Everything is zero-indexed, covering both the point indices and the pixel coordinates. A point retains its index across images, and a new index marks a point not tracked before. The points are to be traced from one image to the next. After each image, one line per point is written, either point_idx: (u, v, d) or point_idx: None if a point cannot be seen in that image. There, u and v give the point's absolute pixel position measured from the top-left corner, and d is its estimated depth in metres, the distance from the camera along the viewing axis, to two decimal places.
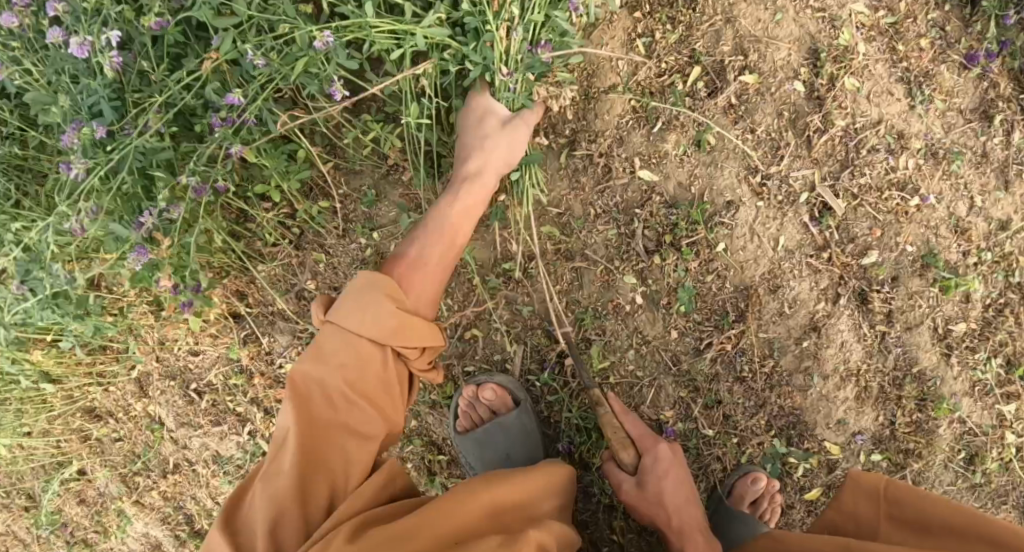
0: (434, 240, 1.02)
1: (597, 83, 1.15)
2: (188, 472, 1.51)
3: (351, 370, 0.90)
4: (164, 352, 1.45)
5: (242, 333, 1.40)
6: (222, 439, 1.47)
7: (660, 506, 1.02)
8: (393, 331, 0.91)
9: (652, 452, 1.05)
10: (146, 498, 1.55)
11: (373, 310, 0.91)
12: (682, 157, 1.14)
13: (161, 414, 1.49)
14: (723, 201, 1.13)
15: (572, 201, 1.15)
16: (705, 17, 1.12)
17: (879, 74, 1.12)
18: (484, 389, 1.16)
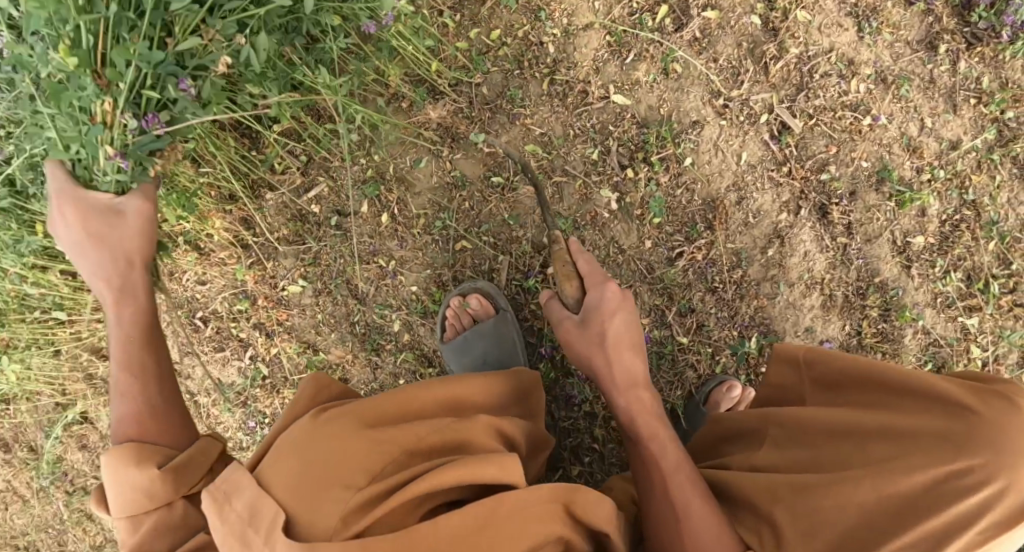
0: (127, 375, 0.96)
1: (575, 22, 1.30)
2: (190, 406, 1.53)
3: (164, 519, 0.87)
4: (173, 285, 1.49)
5: (248, 260, 1.45)
6: (224, 365, 1.49)
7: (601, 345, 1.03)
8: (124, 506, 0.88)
9: (599, 290, 1.05)
10: None
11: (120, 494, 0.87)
12: (651, 84, 1.27)
13: (166, 347, 1.52)
14: (689, 120, 1.25)
15: (554, 123, 1.28)
16: None
17: (829, 9, 1.24)
18: (470, 299, 1.26)
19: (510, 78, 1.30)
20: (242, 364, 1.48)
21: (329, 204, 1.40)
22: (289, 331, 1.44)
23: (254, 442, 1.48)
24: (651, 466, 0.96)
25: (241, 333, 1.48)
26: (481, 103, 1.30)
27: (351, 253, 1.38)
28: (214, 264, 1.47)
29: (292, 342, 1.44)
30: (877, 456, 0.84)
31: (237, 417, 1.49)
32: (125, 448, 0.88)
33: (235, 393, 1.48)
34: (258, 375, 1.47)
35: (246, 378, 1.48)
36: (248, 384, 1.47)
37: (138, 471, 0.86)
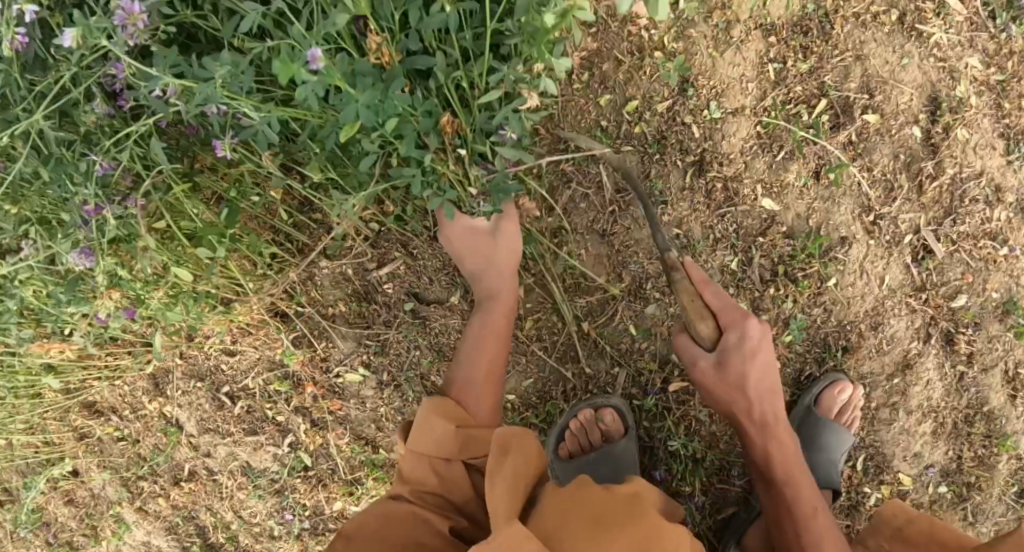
0: (478, 355, 1.08)
1: (724, 103, 1.14)
2: (207, 482, 1.49)
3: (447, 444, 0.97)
4: (192, 350, 1.43)
5: (292, 336, 1.32)
6: (256, 449, 1.42)
7: (739, 392, 0.98)
8: (461, 446, 0.98)
9: (737, 328, 0.96)
10: (150, 505, 1.55)
11: (431, 430, 0.99)
12: (802, 189, 1.15)
13: (177, 416, 1.49)
14: (838, 236, 1.16)
15: (693, 222, 1.15)
16: (836, 52, 1.13)
17: (984, 128, 1.15)
18: (603, 412, 1.15)
19: (649, 160, 1.14)
20: (278, 451, 1.40)
21: (404, 286, 1.25)
22: (339, 420, 1.34)
23: (287, 533, 1.43)
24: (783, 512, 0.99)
25: (279, 416, 1.39)
26: (612, 189, 1.13)
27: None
28: (248, 333, 1.36)
29: (346, 435, 1.34)
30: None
31: (271, 504, 1.43)
32: (438, 401, 1.02)
33: (268, 480, 1.42)
34: (298, 466, 1.39)
35: (286, 467, 1.40)
36: (286, 471, 1.40)
37: (442, 426, 0.99)
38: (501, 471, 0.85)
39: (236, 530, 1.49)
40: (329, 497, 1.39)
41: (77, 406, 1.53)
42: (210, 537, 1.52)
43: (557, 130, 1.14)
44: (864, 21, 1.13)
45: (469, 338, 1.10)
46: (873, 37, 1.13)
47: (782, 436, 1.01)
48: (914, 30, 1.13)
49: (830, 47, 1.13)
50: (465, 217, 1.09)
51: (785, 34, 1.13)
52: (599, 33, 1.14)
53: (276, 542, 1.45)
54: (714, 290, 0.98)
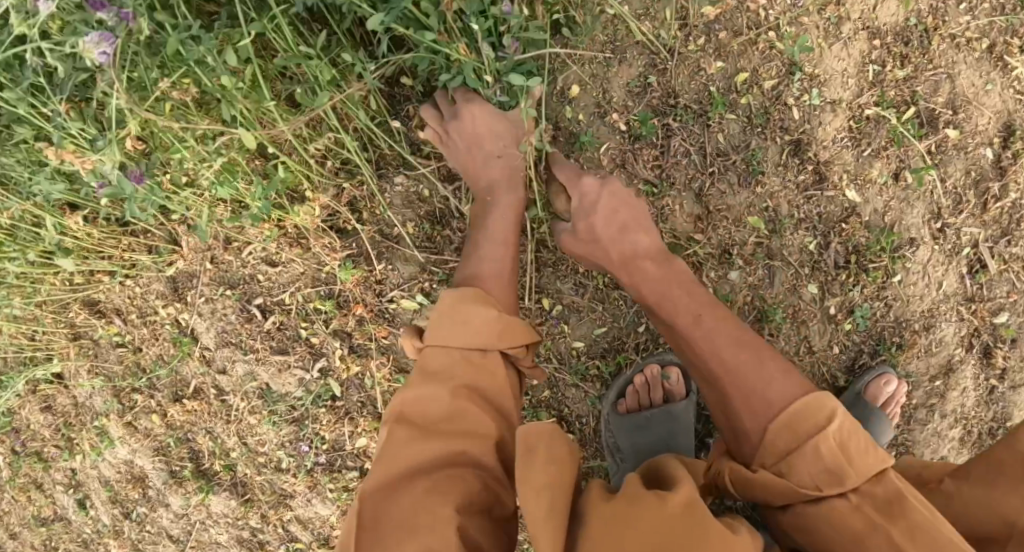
0: (493, 249, 1.05)
1: (825, 92, 1.19)
2: (213, 403, 1.40)
3: (474, 374, 0.90)
4: (227, 257, 1.35)
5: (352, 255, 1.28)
6: (280, 371, 1.34)
7: (668, 301, 0.97)
8: (498, 335, 0.93)
9: (578, 189, 1.05)
10: (141, 422, 1.44)
11: (464, 329, 0.92)
12: (882, 186, 1.21)
13: (194, 326, 1.39)
14: (908, 237, 1.22)
15: (781, 199, 1.19)
16: (932, 65, 1.20)
17: None
18: (669, 369, 1.17)
19: (750, 133, 1.18)
20: (306, 376, 1.33)
21: None
22: (382, 350, 1.30)
23: (296, 465, 1.35)
24: (704, 370, 0.90)
25: (313, 338, 1.32)
26: (715, 152, 1.17)
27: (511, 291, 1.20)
28: (297, 245, 1.29)
29: (387, 366, 1.30)
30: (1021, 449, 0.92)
31: (286, 434, 1.35)
32: (466, 292, 0.97)
33: (287, 406, 1.35)
34: (324, 395, 1.33)
35: (311, 394, 1.33)
36: (309, 399, 1.33)
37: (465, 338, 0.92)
38: (531, 477, 0.79)
39: (235, 458, 1.40)
40: (354, 432, 1.33)
41: (79, 304, 1.42)
42: (205, 463, 1.42)
43: (669, 87, 1.17)
44: (958, 43, 1.20)
45: (488, 227, 1.07)
46: (964, 59, 1.21)
47: (647, 265, 1.01)
48: (1001, 60, 1.21)
49: (927, 60, 1.20)
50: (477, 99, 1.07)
51: (888, 40, 1.20)
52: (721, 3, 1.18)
53: (280, 477, 1.37)
54: (588, 181, 1.05)
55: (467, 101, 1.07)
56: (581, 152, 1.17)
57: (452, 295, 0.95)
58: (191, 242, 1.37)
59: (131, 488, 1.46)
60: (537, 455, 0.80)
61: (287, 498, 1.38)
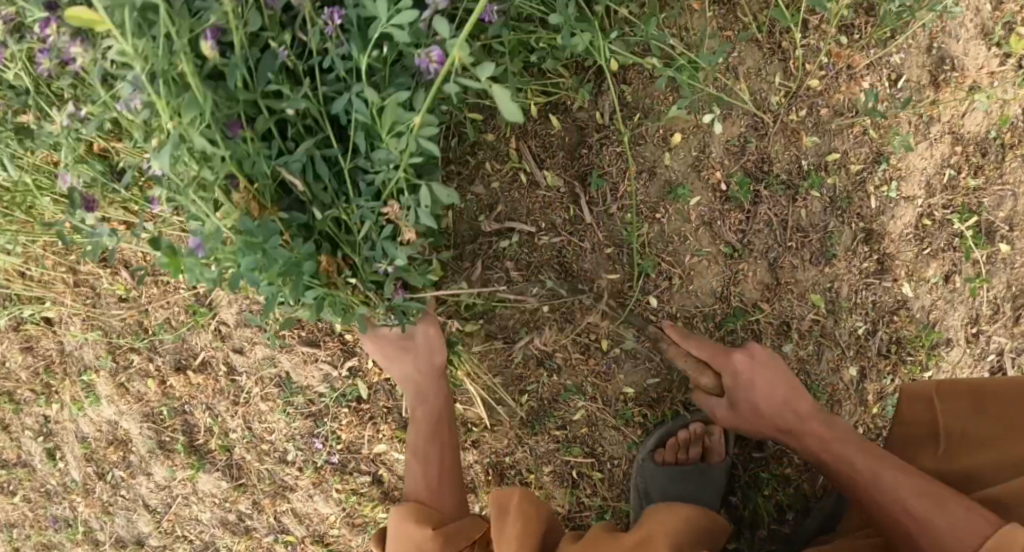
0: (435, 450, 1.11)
1: (904, 186, 1.23)
2: (221, 381, 1.32)
3: (427, 534, 1.01)
4: None
5: None
6: (304, 362, 1.28)
7: (756, 416, 1.05)
8: (442, 538, 1.01)
9: (728, 366, 1.06)
10: (134, 385, 1.34)
11: (412, 534, 1.02)
12: (933, 286, 1.26)
13: (213, 297, 1.29)
14: (946, 336, 1.27)
15: (843, 282, 1.21)
16: (1000, 181, 1.26)
17: None
18: (713, 430, 1.18)
19: (830, 213, 1.19)
20: (332, 372, 1.27)
21: (554, 247, 1.18)
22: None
23: (305, 460, 1.30)
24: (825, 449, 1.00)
25: (347, 334, 1.26)
26: (794, 226, 1.18)
27: (569, 324, 1.19)
28: None
29: None
30: (921, 416, 1.02)
31: (299, 427, 1.29)
32: (409, 508, 1.05)
33: (305, 398, 1.29)
34: (349, 394, 1.27)
35: (335, 392, 1.27)
36: (331, 395, 1.28)
37: (419, 531, 1.02)
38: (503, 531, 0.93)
39: (235, 440, 1.33)
40: (373, 438, 1.28)
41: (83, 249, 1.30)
42: (200, 440, 1.34)
43: (764, 154, 1.17)
44: None
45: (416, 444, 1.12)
46: None
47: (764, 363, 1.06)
48: None
49: (998, 175, 1.26)
50: (383, 329, 1.12)
51: (967, 149, 1.25)
52: (827, 81, 1.19)
53: (283, 468, 1.31)
54: (692, 340, 1.09)
55: (376, 329, 1.12)
56: (671, 202, 1.16)
57: (397, 514, 1.05)
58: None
59: (111, 451, 1.36)
60: (512, 513, 0.94)
61: (287, 490, 1.32)
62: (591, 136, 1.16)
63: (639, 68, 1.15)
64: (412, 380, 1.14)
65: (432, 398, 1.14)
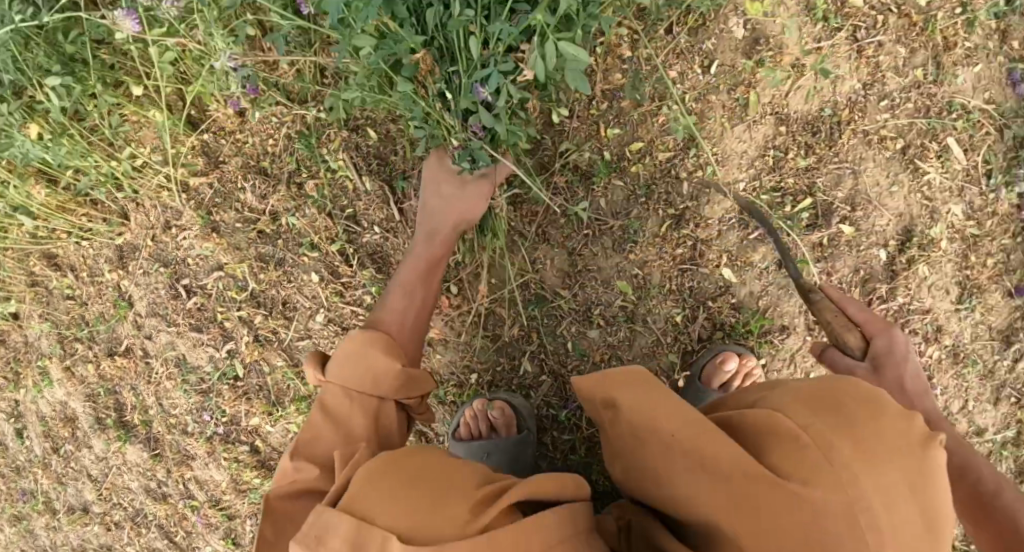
0: (408, 311, 1.10)
1: (721, 170, 1.21)
2: (138, 362, 1.39)
3: (359, 385, 0.99)
4: (164, 235, 1.37)
5: (270, 250, 1.32)
6: (195, 346, 1.37)
7: (900, 393, 0.92)
8: (369, 379, 1.00)
9: (885, 336, 0.95)
10: (79, 368, 1.43)
11: (351, 368, 1.00)
12: (762, 271, 1.22)
13: (131, 293, 1.39)
14: (779, 322, 1.23)
15: (654, 268, 1.20)
16: (837, 159, 1.22)
17: (946, 271, 1.26)
18: (494, 404, 1.19)
19: (632, 202, 1.20)
20: (216, 353, 1.36)
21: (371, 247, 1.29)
22: (279, 344, 1.34)
23: (202, 433, 1.37)
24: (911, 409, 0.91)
25: (226, 321, 1.36)
26: (592, 216, 1.20)
27: None
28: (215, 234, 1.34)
29: (280, 358, 1.34)
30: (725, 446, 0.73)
31: (194, 403, 1.38)
32: (377, 336, 1.04)
33: (196, 378, 1.37)
34: (230, 373, 1.36)
35: (217, 371, 1.37)
36: (216, 377, 1.37)
37: (370, 353, 1.01)
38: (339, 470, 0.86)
39: (153, 416, 1.40)
40: (249, 411, 1.36)
41: (36, 257, 1.41)
42: (127, 415, 1.41)
43: (561, 146, 1.21)
44: (871, 139, 1.23)
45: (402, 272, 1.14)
46: (873, 156, 1.23)
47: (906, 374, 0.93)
48: (912, 162, 1.23)
49: (832, 153, 1.22)
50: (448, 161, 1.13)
51: (793, 128, 1.22)
52: (630, 72, 1.21)
53: (188, 439, 1.39)
54: (848, 300, 0.98)
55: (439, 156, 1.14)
56: None
57: (357, 338, 1.02)
58: (139, 218, 1.38)
59: (63, 427, 1.45)
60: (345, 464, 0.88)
61: (191, 458, 1.39)
62: (398, 142, 1.26)
63: None
64: (438, 211, 1.14)
65: (444, 239, 1.14)
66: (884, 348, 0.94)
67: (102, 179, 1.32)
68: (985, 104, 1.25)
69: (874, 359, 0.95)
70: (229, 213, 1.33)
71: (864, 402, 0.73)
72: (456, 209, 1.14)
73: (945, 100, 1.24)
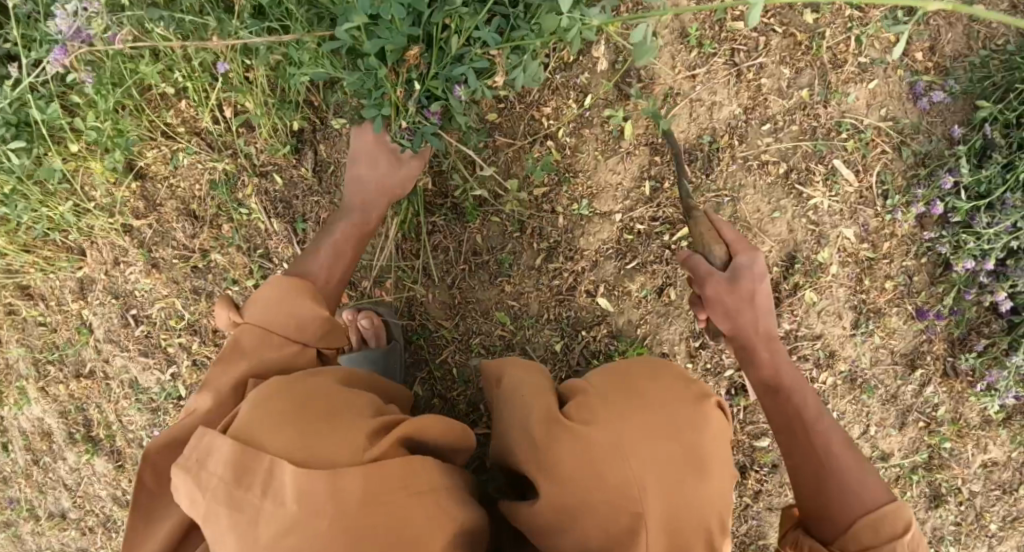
0: (334, 261, 1.16)
1: (597, 202, 1.24)
2: (101, 382, 1.55)
3: (274, 328, 1.04)
4: (115, 271, 1.50)
5: (198, 283, 1.43)
6: (144, 369, 1.49)
7: (747, 304, 1.03)
8: (292, 327, 1.04)
9: (748, 255, 1.03)
10: (51, 388, 1.60)
11: (267, 309, 1.05)
12: (641, 299, 1.24)
13: (92, 321, 1.54)
14: (659, 350, 1.24)
15: (531, 299, 1.25)
16: (714, 187, 1.23)
17: (838, 296, 1.23)
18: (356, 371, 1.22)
19: (507, 237, 1.25)
20: (162, 377, 1.48)
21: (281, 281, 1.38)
22: None
23: None
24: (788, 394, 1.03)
25: (169, 347, 1.46)
26: (469, 251, 1.26)
27: None
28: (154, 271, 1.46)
29: None
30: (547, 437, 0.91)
31: (145, 419, 1.51)
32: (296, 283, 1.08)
33: (147, 398, 1.50)
34: (173, 394, 1.48)
35: (163, 392, 1.48)
36: (163, 397, 1.48)
37: (288, 302, 1.06)
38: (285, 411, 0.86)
39: (115, 431, 1.56)
40: None
41: (12, 289, 1.55)
42: (94, 431, 1.58)
43: (442, 186, 1.26)
44: (751, 165, 1.23)
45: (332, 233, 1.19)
46: (753, 182, 1.22)
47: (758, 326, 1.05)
48: (794, 187, 1.22)
49: (709, 181, 1.23)
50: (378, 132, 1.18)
51: (669, 157, 1.23)
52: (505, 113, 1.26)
53: (143, 451, 1.54)
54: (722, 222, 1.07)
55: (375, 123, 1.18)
56: None
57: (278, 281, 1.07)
58: (95, 255, 1.50)
59: (41, 441, 1.63)
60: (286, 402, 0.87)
61: None
62: (299, 189, 1.35)
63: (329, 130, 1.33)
64: (364, 183, 1.19)
65: (372, 201, 1.20)
66: (743, 270, 1.02)
67: (56, 223, 1.45)
68: (880, 121, 1.24)
69: (765, 337, 1.05)
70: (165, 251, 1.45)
71: (646, 372, 0.98)
72: (377, 177, 1.19)
73: (833, 120, 1.23)
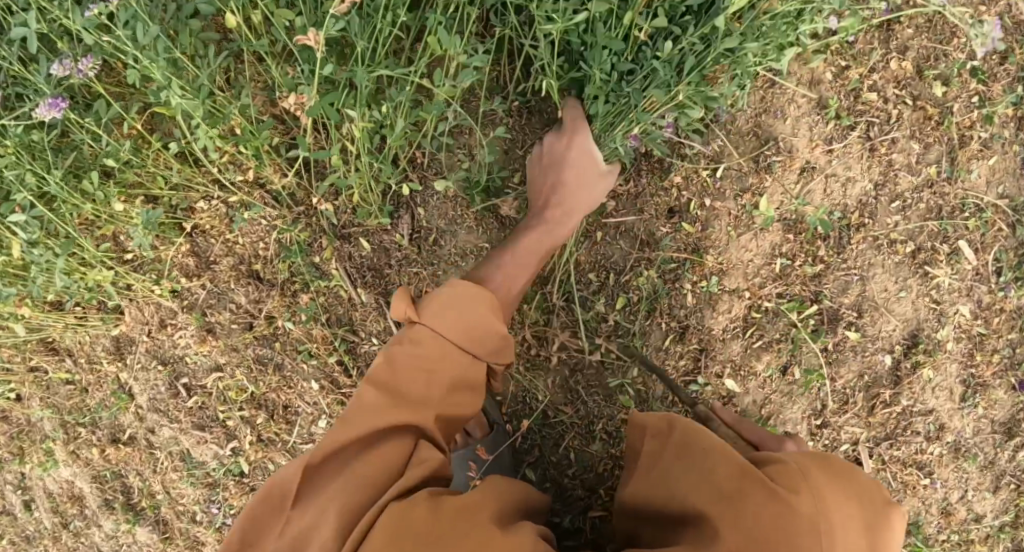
0: (515, 262, 1.08)
1: (724, 280, 1.21)
2: (142, 451, 1.39)
3: (466, 312, 0.90)
4: (160, 334, 1.35)
5: (267, 354, 1.33)
6: (199, 442, 1.37)
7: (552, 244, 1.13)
8: (473, 337, 0.90)
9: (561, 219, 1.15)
10: (83, 451, 1.41)
11: (460, 307, 0.90)
12: (766, 379, 1.23)
13: (130, 385, 1.38)
14: (783, 429, 1.24)
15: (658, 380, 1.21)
16: (844, 266, 1.22)
17: (950, 371, 1.26)
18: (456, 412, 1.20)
19: (634, 316, 1.21)
20: (220, 451, 1.36)
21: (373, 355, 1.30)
22: (284, 446, 1.35)
23: (210, 523, 1.39)
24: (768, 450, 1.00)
25: (229, 420, 1.36)
26: (593, 330, 1.21)
27: None
28: (214, 340, 1.33)
29: (283, 456, 1.35)
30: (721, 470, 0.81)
31: (200, 493, 1.38)
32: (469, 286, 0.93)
33: (203, 472, 1.38)
34: (236, 469, 1.36)
35: (223, 467, 1.37)
36: (224, 472, 1.37)
37: (470, 298, 0.91)
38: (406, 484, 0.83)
39: (160, 501, 1.40)
40: None
41: (33, 342, 1.35)
42: (135, 499, 1.41)
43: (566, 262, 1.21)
44: (880, 243, 1.23)
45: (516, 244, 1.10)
46: (881, 261, 1.23)
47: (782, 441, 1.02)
48: (921, 268, 1.23)
49: (840, 260, 1.22)
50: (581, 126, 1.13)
51: (801, 235, 1.22)
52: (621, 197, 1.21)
53: (196, 527, 1.40)
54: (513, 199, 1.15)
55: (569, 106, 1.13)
56: None
57: (462, 283, 0.92)
58: (134, 313, 1.34)
59: (68, 504, 1.44)
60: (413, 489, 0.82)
61: (201, 546, 1.40)
62: (393, 256, 1.27)
63: (431, 195, 1.25)
64: (552, 179, 1.14)
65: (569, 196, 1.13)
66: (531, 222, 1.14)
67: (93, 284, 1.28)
68: (998, 200, 1.23)
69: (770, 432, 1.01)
70: (224, 316, 1.33)
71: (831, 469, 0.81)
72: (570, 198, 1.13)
73: (958, 198, 1.23)
